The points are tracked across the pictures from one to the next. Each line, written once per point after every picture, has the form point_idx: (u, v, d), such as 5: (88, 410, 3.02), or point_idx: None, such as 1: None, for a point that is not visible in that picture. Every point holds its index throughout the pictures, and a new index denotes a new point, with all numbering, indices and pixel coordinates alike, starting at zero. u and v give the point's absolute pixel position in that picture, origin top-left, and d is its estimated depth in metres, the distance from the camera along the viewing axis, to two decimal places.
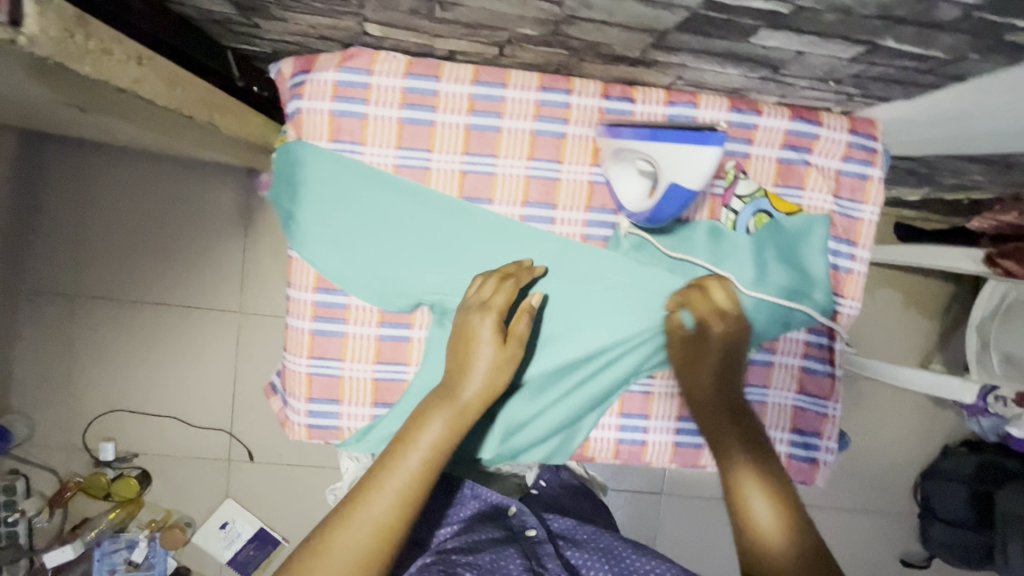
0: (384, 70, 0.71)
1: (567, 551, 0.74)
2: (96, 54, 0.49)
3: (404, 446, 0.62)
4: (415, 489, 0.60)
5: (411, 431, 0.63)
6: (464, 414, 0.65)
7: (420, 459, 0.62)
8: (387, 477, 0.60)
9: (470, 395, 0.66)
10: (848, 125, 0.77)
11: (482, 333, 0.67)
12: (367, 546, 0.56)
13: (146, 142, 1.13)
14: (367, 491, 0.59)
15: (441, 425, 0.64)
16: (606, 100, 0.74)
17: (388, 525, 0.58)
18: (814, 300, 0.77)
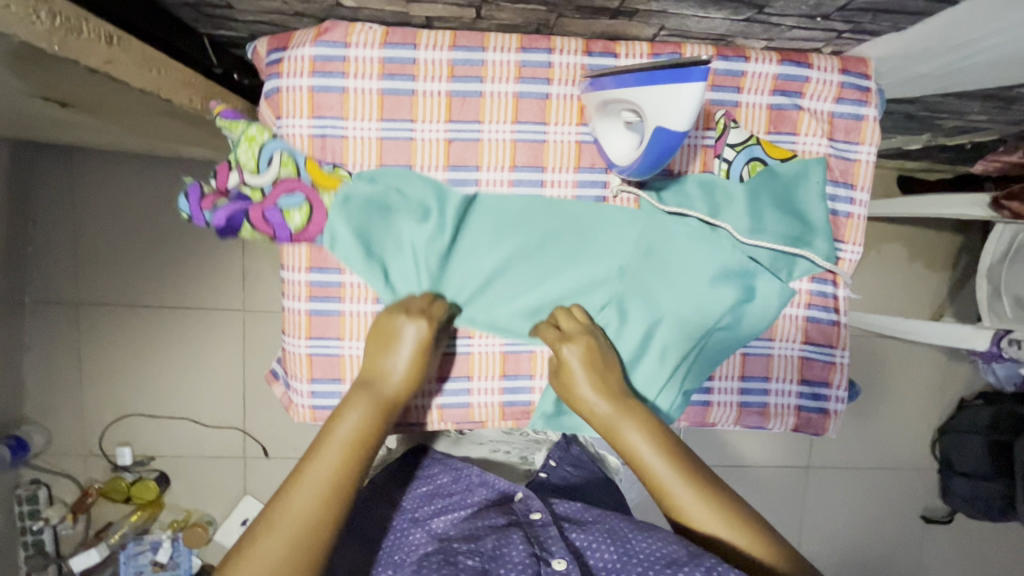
0: (360, 41, 0.70)
1: (571, 532, 0.64)
2: (62, 33, 0.48)
3: (321, 444, 0.58)
4: (342, 480, 0.57)
5: (326, 431, 0.60)
6: (386, 406, 0.64)
7: (340, 452, 0.58)
8: (309, 472, 0.56)
9: (392, 391, 0.65)
10: (839, 66, 0.75)
11: (405, 333, 0.68)
12: (290, 548, 0.52)
13: (133, 142, 1.13)
14: (284, 492, 0.55)
15: (361, 412, 0.61)
16: (588, 56, 0.72)
17: (319, 518, 0.54)
18: (816, 247, 0.76)
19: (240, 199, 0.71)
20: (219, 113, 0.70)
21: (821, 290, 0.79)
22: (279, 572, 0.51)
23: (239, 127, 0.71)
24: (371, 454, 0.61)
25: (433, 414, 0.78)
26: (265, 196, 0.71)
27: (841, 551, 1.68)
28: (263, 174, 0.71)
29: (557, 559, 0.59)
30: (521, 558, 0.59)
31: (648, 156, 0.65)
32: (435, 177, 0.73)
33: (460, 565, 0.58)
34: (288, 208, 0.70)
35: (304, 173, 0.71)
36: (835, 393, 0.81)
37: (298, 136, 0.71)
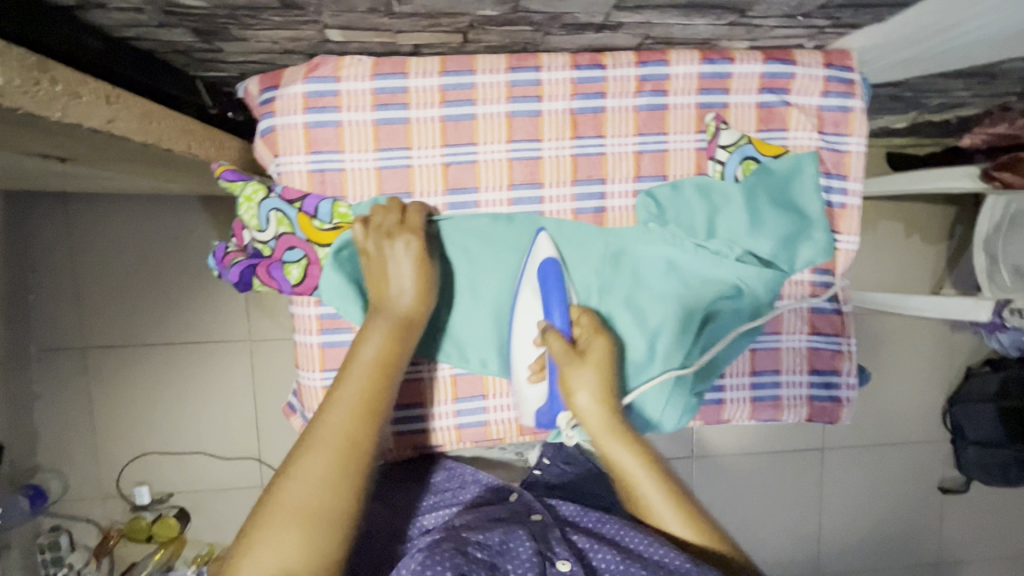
0: (351, 74, 0.71)
1: (572, 534, 0.66)
2: (64, 98, 0.49)
3: (348, 366, 0.60)
4: (370, 396, 0.59)
5: (351, 354, 0.61)
6: (403, 327, 0.64)
7: (365, 371, 0.60)
8: (339, 393, 0.59)
9: (407, 310, 0.65)
10: (823, 60, 0.76)
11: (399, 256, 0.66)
12: (332, 457, 0.55)
13: (129, 184, 1.14)
14: (318, 417, 0.58)
15: (380, 336, 0.62)
16: (576, 70, 0.73)
17: (351, 435, 0.57)
18: (816, 239, 0.77)
19: (254, 255, 0.74)
20: (219, 176, 0.71)
21: (823, 280, 0.80)
22: (324, 484, 0.54)
23: (238, 187, 0.72)
24: (396, 373, 0.62)
25: (451, 435, 0.79)
26: (272, 250, 0.73)
27: (861, 528, 1.69)
28: (265, 232, 0.72)
29: (560, 561, 0.60)
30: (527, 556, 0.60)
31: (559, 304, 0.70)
32: (435, 202, 0.74)
33: (471, 555, 0.57)
34: (291, 264, 0.72)
35: (299, 230, 0.71)
36: (846, 380, 0.82)
37: (296, 172, 0.72)
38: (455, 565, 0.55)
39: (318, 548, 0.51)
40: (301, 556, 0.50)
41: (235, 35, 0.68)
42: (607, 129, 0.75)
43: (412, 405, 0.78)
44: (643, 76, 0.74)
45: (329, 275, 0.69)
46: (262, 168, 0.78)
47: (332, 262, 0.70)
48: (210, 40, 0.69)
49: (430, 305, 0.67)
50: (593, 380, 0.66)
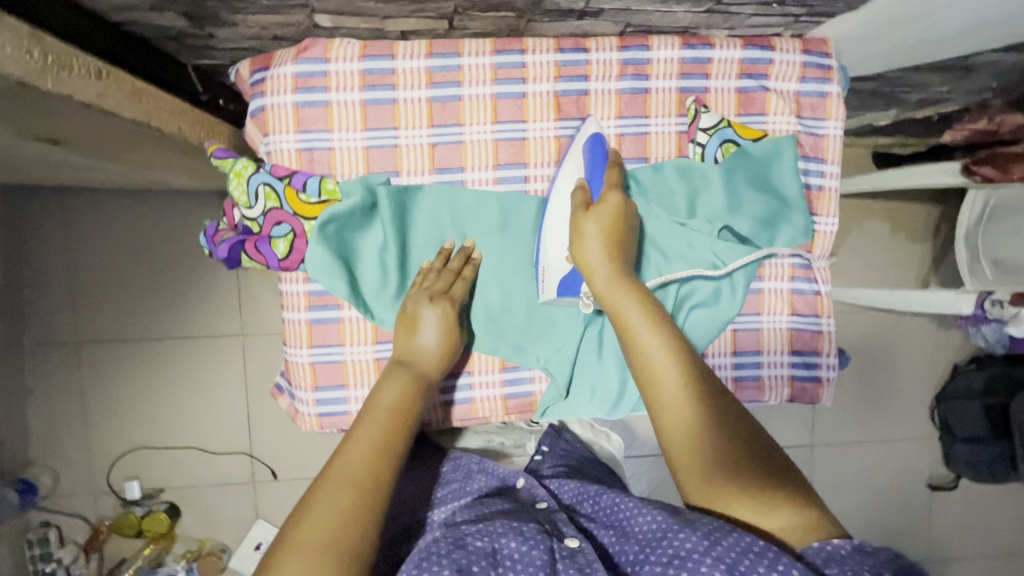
0: (340, 56, 0.73)
1: (583, 521, 0.67)
2: (55, 70, 0.50)
3: (367, 410, 0.63)
4: (392, 435, 0.61)
5: (371, 400, 0.65)
6: (421, 379, 0.69)
7: (387, 414, 0.63)
8: (360, 431, 0.61)
9: (426, 365, 0.70)
10: (800, 46, 0.78)
11: (427, 318, 0.71)
12: (351, 495, 0.54)
13: (123, 177, 1.15)
14: (337, 456, 0.58)
15: (399, 385, 0.66)
16: (560, 53, 0.75)
17: (371, 471, 0.57)
18: (794, 222, 0.80)
19: (243, 232, 0.76)
20: (211, 153, 0.73)
21: (802, 262, 0.82)
22: (345, 513, 0.53)
23: (228, 165, 0.73)
24: (415, 415, 0.65)
25: (438, 412, 0.81)
26: (260, 227, 0.75)
27: (852, 525, 1.70)
28: (253, 208, 0.74)
29: (568, 537, 0.60)
30: (530, 537, 0.59)
31: (592, 173, 0.73)
32: (421, 181, 0.76)
33: (469, 546, 0.57)
34: (278, 238, 0.74)
35: (286, 203, 0.73)
36: (827, 361, 0.84)
37: (286, 151, 0.74)
38: (454, 563, 0.54)
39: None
40: None
41: (226, 20, 0.69)
42: (591, 110, 0.77)
43: None
44: (625, 60, 0.76)
45: (315, 250, 0.72)
46: (252, 149, 0.80)
47: (316, 237, 0.72)
48: (202, 25, 0.71)
49: (448, 363, 0.72)
50: (608, 223, 0.69)
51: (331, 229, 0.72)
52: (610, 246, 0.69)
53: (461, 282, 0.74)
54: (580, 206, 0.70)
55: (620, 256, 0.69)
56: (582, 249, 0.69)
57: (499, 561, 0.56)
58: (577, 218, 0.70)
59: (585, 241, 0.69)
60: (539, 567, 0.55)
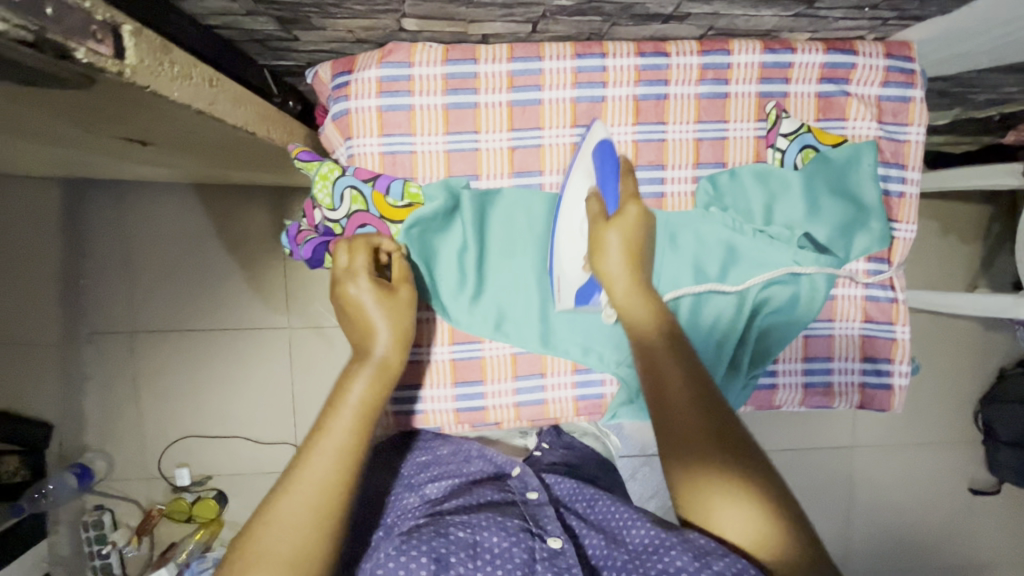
0: (423, 59, 0.73)
1: (569, 519, 0.67)
2: (180, 79, 0.51)
3: (334, 407, 0.58)
4: (354, 443, 0.56)
5: (337, 395, 0.59)
6: (386, 369, 0.62)
7: (353, 417, 0.57)
8: (319, 441, 0.55)
9: (383, 350, 0.62)
10: (883, 50, 0.77)
11: (360, 297, 0.63)
12: (314, 510, 0.52)
13: (184, 172, 1.17)
14: (297, 465, 0.54)
15: (364, 381, 0.59)
16: (640, 57, 0.75)
17: (336, 483, 0.54)
18: (873, 229, 0.78)
19: (325, 233, 0.77)
20: (297, 156, 0.74)
21: (877, 269, 0.81)
22: (309, 532, 0.51)
23: (313, 167, 0.74)
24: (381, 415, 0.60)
25: (509, 412, 0.81)
26: (343, 229, 0.75)
27: (891, 528, 1.69)
28: (337, 210, 0.75)
29: (552, 537, 0.61)
30: (515, 535, 0.60)
31: (602, 180, 0.71)
32: (500, 185, 0.77)
33: (451, 535, 0.59)
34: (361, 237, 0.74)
35: (373, 206, 0.74)
36: (898, 368, 0.83)
37: (370, 154, 0.75)
38: (432, 552, 0.56)
39: None
40: None
41: (316, 24, 0.70)
42: (669, 115, 0.77)
43: (472, 382, 0.80)
44: (705, 64, 0.76)
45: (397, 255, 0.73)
46: (329, 151, 0.82)
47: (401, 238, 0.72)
48: (289, 28, 0.72)
49: (407, 344, 0.65)
50: (631, 233, 0.68)
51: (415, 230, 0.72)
52: (631, 259, 0.67)
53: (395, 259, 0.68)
54: (596, 215, 0.69)
55: (636, 262, 0.68)
56: (602, 260, 0.67)
57: (480, 555, 0.57)
58: (596, 229, 0.68)
59: (605, 251, 0.67)
60: (517, 566, 0.56)
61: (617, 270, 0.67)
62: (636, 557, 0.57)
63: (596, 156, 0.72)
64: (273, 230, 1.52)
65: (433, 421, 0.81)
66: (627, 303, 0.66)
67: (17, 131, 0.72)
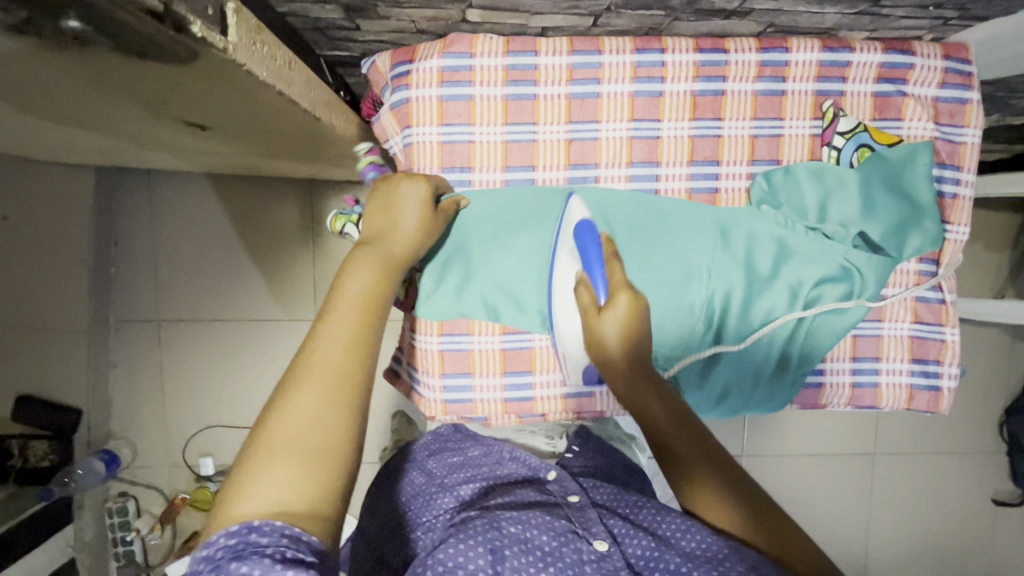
0: (484, 50, 0.74)
1: (608, 519, 0.66)
2: (268, 61, 0.51)
3: (335, 295, 0.54)
4: (363, 323, 0.52)
5: (337, 286, 0.55)
6: (393, 266, 0.59)
7: (357, 303, 0.53)
8: (329, 320, 0.51)
9: (399, 248, 0.62)
10: (941, 52, 0.77)
11: (404, 199, 0.66)
12: (327, 386, 0.47)
13: (222, 161, 1.18)
14: (307, 341, 0.50)
15: (371, 269, 0.57)
16: (699, 53, 0.75)
17: (346, 358, 0.49)
18: (926, 229, 0.78)
19: None
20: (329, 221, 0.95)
21: (928, 270, 0.81)
22: (343, 368, 0.48)
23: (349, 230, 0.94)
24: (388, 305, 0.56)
25: (557, 404, 0.82)
26: None
27: (913, 536, 1.67)
28: None
29: (597, 540, 0.61)
30: (561, 536, 0.61)
31: (589, 267, 0.69)
32: (556, 176, 0.78)
33: (504, 530, 0.59)
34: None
35: None
36: (948, 370, 0.82)
37: (428, 142, 0.76)
38: (488, 543, 0.57)
39: (320, 483, 0.43)
40: (301, 490, 0.42)
41: (381, 13, 0.71)
42: (726, 112, 0.77)
43: (521, 372, 0.81)
44: (764, 61, 0.76)
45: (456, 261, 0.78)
46: (384, 139, 0.83)
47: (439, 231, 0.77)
48: (354, 17, 0.73)
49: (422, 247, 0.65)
50: (625, 319, 0.65)
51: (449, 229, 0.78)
52: (629, 332, 0.66)
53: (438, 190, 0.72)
54: (586, 309, 0.67)
55: (635, 341, 0.66)
56: (599, 348, 0.67)
57: (532, 552, 0.58)
58: (590, 323, 0.67)
59: (603, 340, 0.66)
60: (566, 565, 0.57)
61: (614, 348, 0.66)
62: (687, 561, 0.56)
63: (578, 239, 0.71)
64: (302, 223, 1.52)
65: (480, 411, 0.81)
66: (616, 373, 0.65)
67: (83, 112, 0.73)
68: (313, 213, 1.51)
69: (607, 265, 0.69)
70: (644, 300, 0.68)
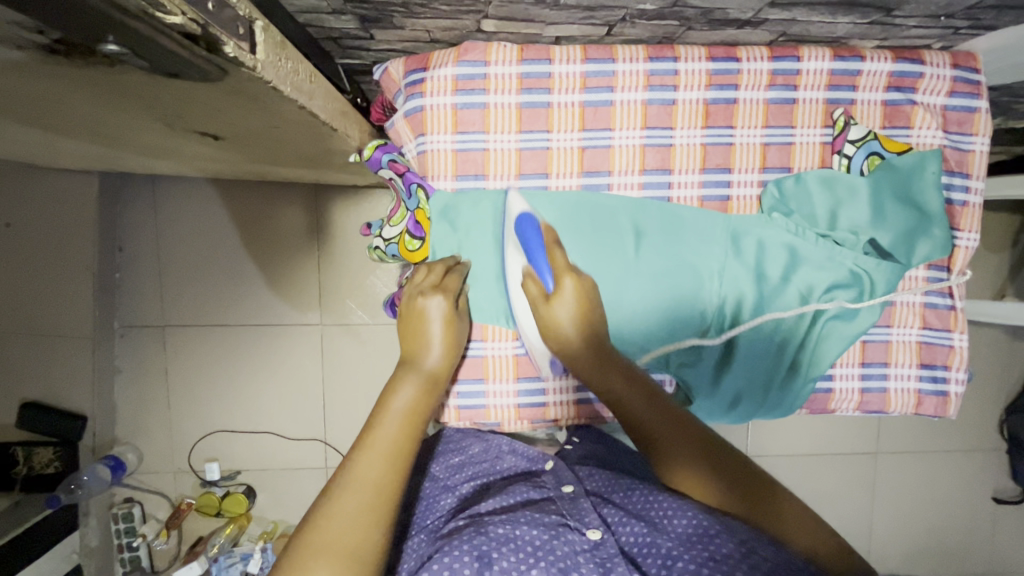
0: (498, 58, 0.74)
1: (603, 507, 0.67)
2: (291, 75, 0.52)
3: (380, 414, 0.63)
4: (403, 443, 0.61)
5: (383, 402, 0.64)
6: (431, 384, 0.68)
7: (398, 427, 0.62)
8: (374, 438, 0.60)
9: (434, 366, 0.70)
10: (950, 61, 0.78)
11: (432, 312, 0.71)
12: (368, 500, 0.56)
13: (227, 167, 1.17)
14: (353, 455, 0.59)
15: (412, 389, 0.66)
16: (712, 62, 0.76)
17: (384, 480, 0.58)
18: (935, 236, 0.79)
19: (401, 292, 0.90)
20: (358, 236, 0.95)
21: (936, 276, 0.82)
22: (378, 487, 0.57)
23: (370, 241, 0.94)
24: (424, 426, 0.65)
25: (569, 409, 0.83)
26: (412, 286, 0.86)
27: (914, 534, 1.69)
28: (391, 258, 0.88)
29: (591, 529, 0.61)
30: (552, 530, 0.61)
31: (532, 256, 0.70)
32: (570, 184, 0.78)
33: (492, 533, 0.60)
34: (415, 210, 0.80)
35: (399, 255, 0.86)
36: (955, 375, 0.83)
37: (442, 150, 0.76)
38: (474, 550, 0.57)
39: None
40: None
41: (396, 23, 0.71)
42: (738, 119, 0.78)
43: (535, 378, 0.81)
44: (776, 69, 0.76)
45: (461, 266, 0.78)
46: (398, 145, 0.82)
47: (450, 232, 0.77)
48: (369, 28, 0.73)
49: (453, 361, 0.73)
50: (572, 303, 0.70)
51: (455, 229, 0.77)
52: (581, 312, 0.71)
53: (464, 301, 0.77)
54: (535, 299, 0.71)
55: (586, 315, 0.71)
56: (556, 334, 0.71)
57: (521, 549, 0.58)
58: (541, 311, 0.71)
59: (557, 325, 0.70)
60: (560, 557, 0.57)
61: (569, 329, 0.70)
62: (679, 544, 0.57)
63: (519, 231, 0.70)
64: (307, 228, 1.52)
65: (494, 416, 0.82)
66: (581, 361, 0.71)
67: (97, 123, 0.72)
68: (319, 219, 1.51)
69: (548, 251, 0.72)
70: (589, 280, 0.73)
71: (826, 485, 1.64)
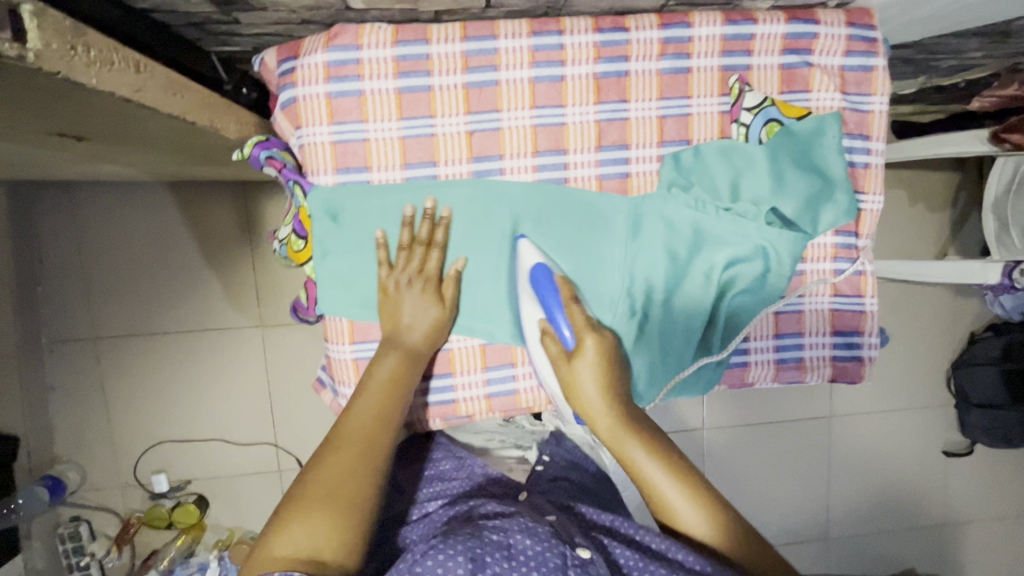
0: (371, 41, 0.70)
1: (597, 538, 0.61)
2: (98, 65, 0.48)
3: (363, 383, 0.67)
4: (385, 406, 0.65)
5: (367, 374, 0.68)
6: (413, 356, 0.71)
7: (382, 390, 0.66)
8: (359, 398, 0.65)
9: (415, 341, 0.72)
10: (846, 19, 0.75)
11: (401, 294, 0.72)
12: (352, 459, 0.58)
13: (130, 170, 1.10)
14: (342, 419, 0.63)
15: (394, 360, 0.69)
16: (599, 33, 0.72)
17: (367, 434, 0.61)
18: (839, 201, 0.77)
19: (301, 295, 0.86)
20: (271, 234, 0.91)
21: (845, 243, 0.80)
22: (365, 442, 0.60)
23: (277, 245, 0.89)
24: (402, 399, 0.67)
25: (481, 405, 0.80)
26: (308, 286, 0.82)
27: (872, 491, 1.71)
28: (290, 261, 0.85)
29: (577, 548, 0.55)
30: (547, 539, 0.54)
31: (549, 310, 0.71)
32: (460, 171, 0.74)
33: (486, 538, 0.53)
34: (300, 208, 0.77)
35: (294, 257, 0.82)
36: (868, 340, 0.83)
37: (319, 143, 0.72)
38: (468, 550, 0.51)
39: (342, 532, 0.53)
40: (329, 538, 0.52)
41: (254, 6, 0.66)
42: (631, 93, 0.75)
43: (441, 375, 0.78)
44: (666, 38, 0.73)
45: (341, 262, 0.75)
46: (282, 138, 0.78)
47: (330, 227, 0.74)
48: (227, 11, 0.68)
49: (438, 336, 0.74)
50: (594, 365, 0.68)
51: (338, 221, 0.74)
52: (603, 379, 0.68)
53: (452, 281, 0.74)
54: (555, 357, 0.70)
55: (610, 391, 0.68)
56: (577, 397, 0.68)
57: (514, 558, 0.52)
58: (562, 371, 0.69)
59: (579, 387, 0.68)
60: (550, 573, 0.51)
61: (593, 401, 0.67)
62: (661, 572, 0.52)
63: (533, 285, 0.71)
64: (238, 228, 1.44)
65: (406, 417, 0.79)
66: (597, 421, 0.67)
67: None
68: (249, 217, 1.43)
69: (565, 305, 0.71)
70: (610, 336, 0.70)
71: (781, 451, 1.66)
